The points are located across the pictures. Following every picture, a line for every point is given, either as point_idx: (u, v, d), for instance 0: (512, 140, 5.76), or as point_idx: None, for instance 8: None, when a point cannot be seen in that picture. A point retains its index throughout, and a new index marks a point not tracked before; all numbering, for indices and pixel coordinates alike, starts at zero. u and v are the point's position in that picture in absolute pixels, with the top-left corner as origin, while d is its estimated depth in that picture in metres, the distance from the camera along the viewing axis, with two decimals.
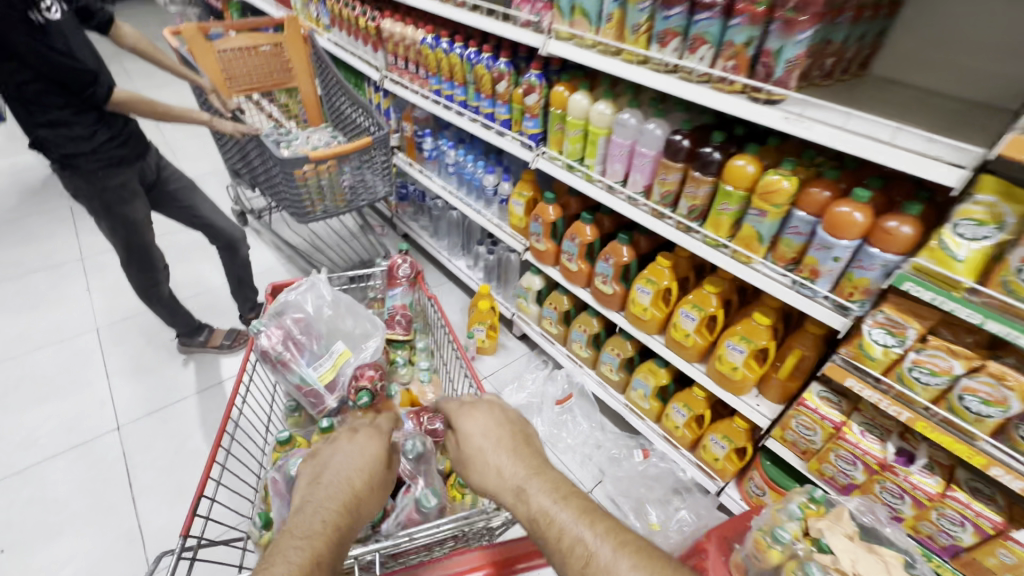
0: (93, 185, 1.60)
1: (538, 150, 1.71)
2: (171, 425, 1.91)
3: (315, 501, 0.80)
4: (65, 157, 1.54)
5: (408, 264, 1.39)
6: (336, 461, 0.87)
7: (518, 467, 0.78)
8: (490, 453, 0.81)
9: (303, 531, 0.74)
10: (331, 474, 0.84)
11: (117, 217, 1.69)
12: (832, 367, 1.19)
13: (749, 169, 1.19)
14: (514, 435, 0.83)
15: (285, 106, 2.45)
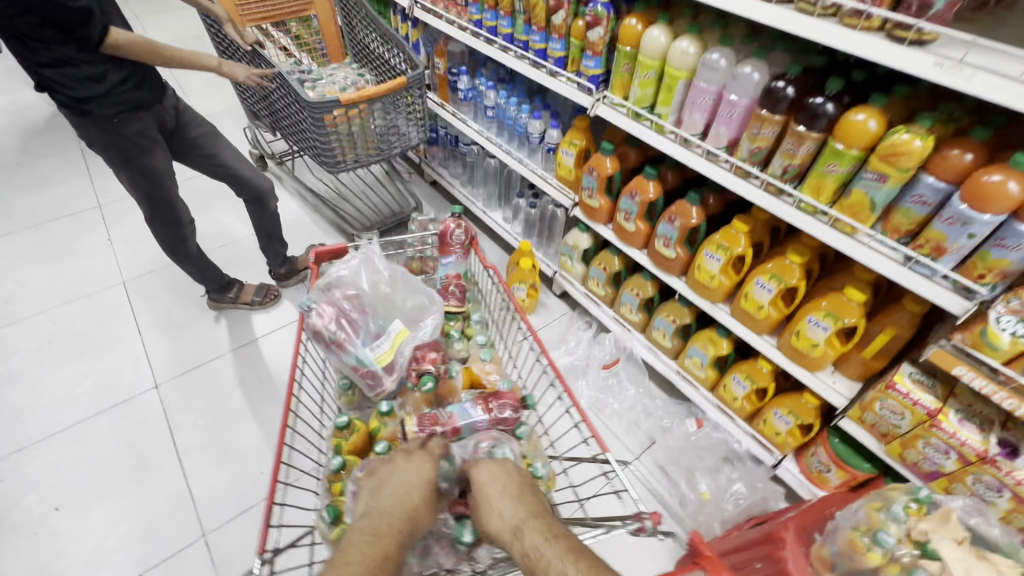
0: (108, 133, 1.46)
1: (597, 94, 1.50)
2: (209, 384, 1.87)
3: (377, 514, 0.76)
4: (78, 101, 1.38)
5: (462, 229, 1.26)
6: (395, 473, 0.82)
7: (520, 511, 0.76)
8: (495, 496, 0.79)
9: (364, 540, 0.71)
10: (392, 487, 0.80)
11: (139, 168, 1.56)
12: (937, 353, 1.07)
13: (871, 125, 1.01)
14: (517, 483, 0.81)
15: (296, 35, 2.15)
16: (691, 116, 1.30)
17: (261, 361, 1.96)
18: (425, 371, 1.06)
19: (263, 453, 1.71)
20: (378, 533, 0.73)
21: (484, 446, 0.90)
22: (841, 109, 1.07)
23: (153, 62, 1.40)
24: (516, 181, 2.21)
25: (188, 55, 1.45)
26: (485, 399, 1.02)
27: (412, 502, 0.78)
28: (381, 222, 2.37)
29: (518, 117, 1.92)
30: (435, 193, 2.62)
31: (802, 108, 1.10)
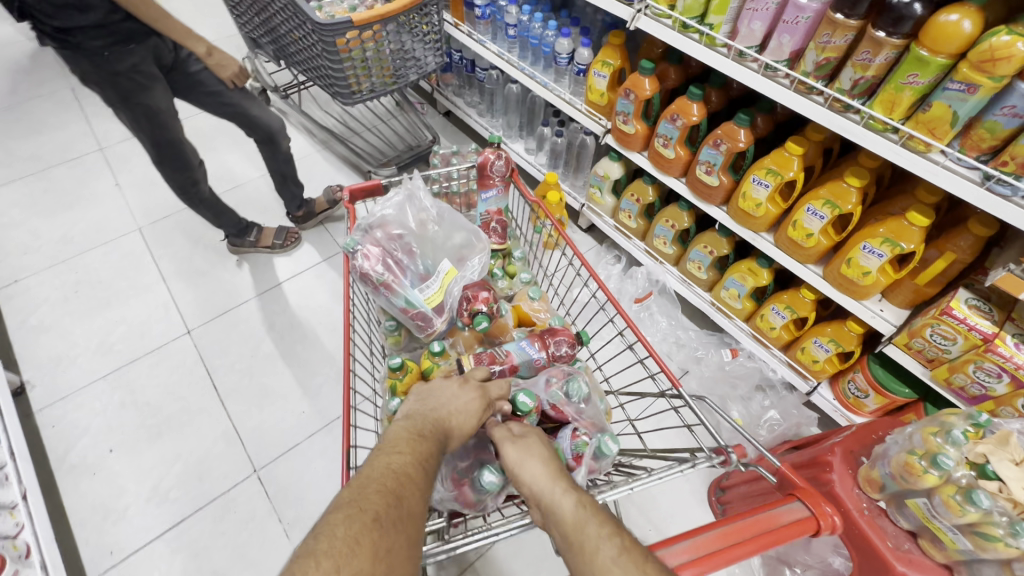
0: (103, 70, 1.34)
1: (640, 4, 1.37)
2: (240, 329, 1.87)
3: (423, 419, 0.75)
4: (61, 31, 1.26)
5: (502, 160, 1.17)
6: (440, 393, 0.81)
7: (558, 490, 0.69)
8: (535, 475, 0.72)
9: (408, 434, 0.71)
10: (437, 402, 0.78)
11: (138, 108, 1.44)
12: (1003, 278, 1.04)
13: (966, 27, 0.90)
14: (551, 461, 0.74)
15: None
16: (748, 25, 1.19)
17: (288, 305, 1.94)
18: (478, 310, 1.02)
19: (302, 394, 1.73)
20: (421, 434, 0.72)
21: (555, 384, 0.91)
22: (930, 9, 0.96)
23: (134, 13, 1.30)
24: (540, 109, 2.08)
25: (179, 24, 1.39)
26: (541, 336, 1.00)
27: (453, 421, 0.77)
28: (398, 156, 2.27)
29: (544, 35, 1.76)
30: (450, 124, 2.49)
31: (883, 10, 0.99)
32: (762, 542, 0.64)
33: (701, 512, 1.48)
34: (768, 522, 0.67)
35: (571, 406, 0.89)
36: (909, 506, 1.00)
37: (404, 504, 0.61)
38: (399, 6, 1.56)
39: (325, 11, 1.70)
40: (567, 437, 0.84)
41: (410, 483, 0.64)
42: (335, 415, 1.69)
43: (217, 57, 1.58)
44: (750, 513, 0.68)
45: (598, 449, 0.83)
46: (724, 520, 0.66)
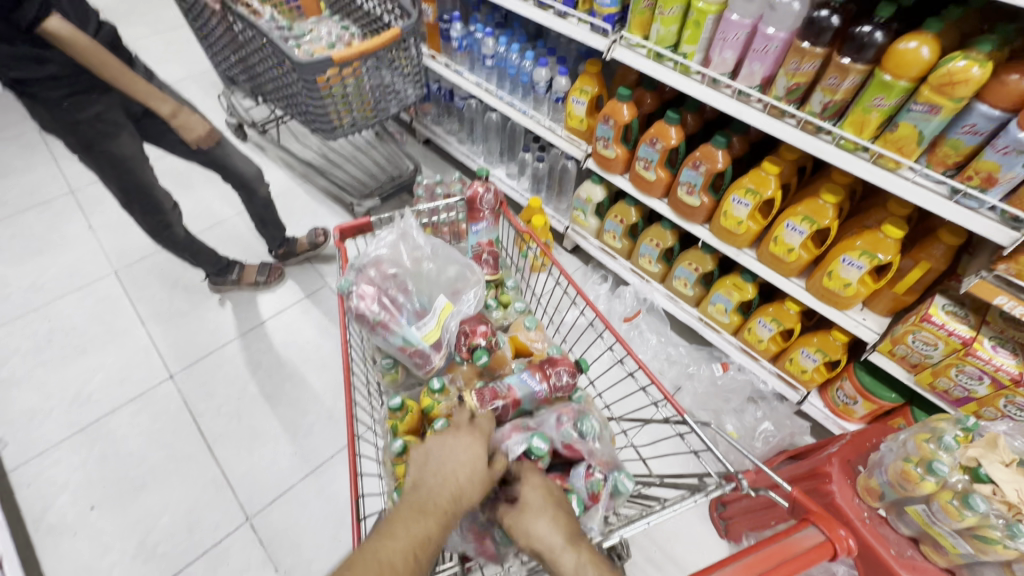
0: (62, 121, 1.32)
1: (614, 35, 1.42)
2: (226, 370, 1.82)
3: (426, 488, 0.73)
4: (17, 82, 1.24)
5: (491, 193, 1.20)
6: (444, 451, 0.77)
7: (558, 528, 0.69)
8: (534, 510, 0.72)
9: (409, 514, 0.69)
10: (440, 463, 0.75)
11: (101, 155, 1.42)
12: (977, 285, 1.08)
13: (924, 53, 0.96)
14: (553, 498, 0.74)
15: None
16: (720, 54, 1.24)
17: (275, 342, 1.91)
18: (476, 345, 1.01)
19: (293, 435, 1.69)
20: (421, 510, 0.70)
21: (567, 422, 0.89)
22: (890, 37, 1.02)
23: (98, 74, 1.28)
24: (520, 136, 2.12)
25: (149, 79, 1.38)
26: (540, 366, 1.00)
27: (458, 482, 0.74)
28: (380, 186, 2.25)
29: (521, 65, 1.80)
30: (430, 152, 2.51)
31: (847, 39, 1.05)
32: (782, 571, 0.64)
33: (704, 528, 1.48)
34: (787, 550, 0.66)
35: (584, 444, 0.87)
36: (909, 513, 1.03)
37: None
38: (378, 42, 1.57)
39: (303, 49, 1.71)
40: (582, 475, 0.82)
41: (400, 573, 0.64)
42: (329, 454, 1.65)
43: (183, 119, 1.48)
44: (768, 541, 0.69)
45: (614, 487, 0.82)
46: (745, 550, 0.66)
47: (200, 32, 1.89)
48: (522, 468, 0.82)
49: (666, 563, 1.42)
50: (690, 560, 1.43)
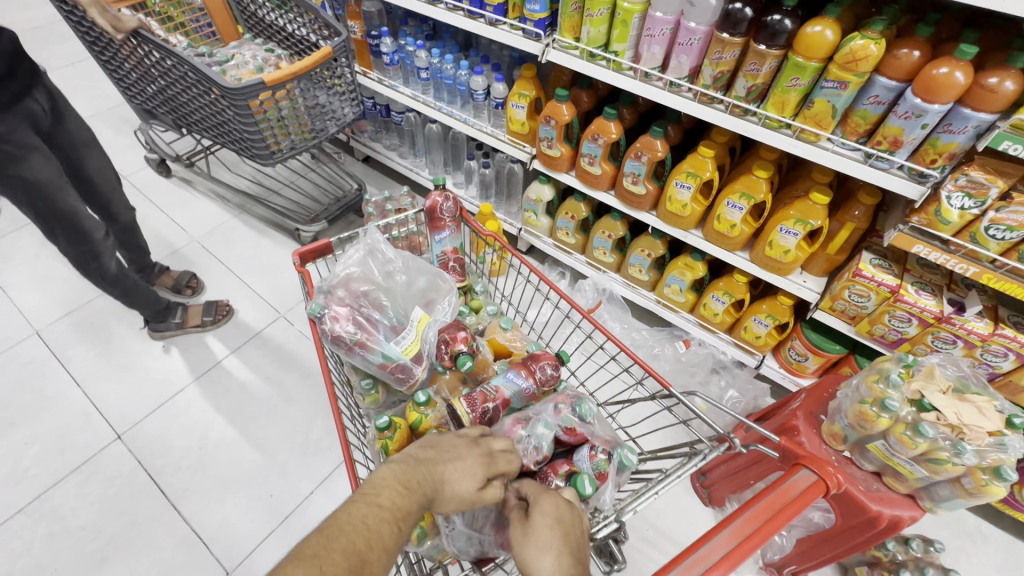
0: None
1: (546, 39, 1.48)
2: (182, 421, 1.70)
3: (418, 468, 0.72)
4: None
5: (450, 202, 1.21)
6: (447, 449, 0.77)
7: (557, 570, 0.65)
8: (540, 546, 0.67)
9: (394, 486, 0.68)
10: (444, 457, 0.75)
11: (13, 181, 1.27)
12: (897, 237, 1.20)
13: (828, 36, 1.07)
14: (563, 531, 0.69)
15: (167, 15, 1.79)
16: (649, 49, 1.31)
17: (233, 384, 1.80)
18: (459, 352, 1.02)
19: (265, 477, 1.60)
20: (408, 485, 0.69)
21: (565, 409, 0.92)
22: (797, 23, 1.13)
23: None
24: (462, 144, 2.13)
25: None
26: (524, 364, 1.01)
27: (446, 483, 0.73)
28: (325, 210, 2.15)
29: (457, 75, 1.82)
30: (372, 170, 2.47)
31: (760, 27, 1.15)
32: (785, 518, 0.68)
33: (689, 500, 1.55)
34: (785, 497, 0.71)
35: (585, 427, 0.91)
36: (871, 450, 1.12)
37: (367, 570, 0.60)
38: (310, 63, 1.54)
39: (230, 74, 1.65)
40: (587, 457, 0.86)
41: (378, 543, 0.62)
42: (306, 492, 1.58)
43: None
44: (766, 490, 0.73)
45: (620, 463, 0.87)
46: (750, 502, 0.70)
47: (108, 64, 1.76)
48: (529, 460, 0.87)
49: (659, 539, 1.47)
50: (681, 532, 1.48)
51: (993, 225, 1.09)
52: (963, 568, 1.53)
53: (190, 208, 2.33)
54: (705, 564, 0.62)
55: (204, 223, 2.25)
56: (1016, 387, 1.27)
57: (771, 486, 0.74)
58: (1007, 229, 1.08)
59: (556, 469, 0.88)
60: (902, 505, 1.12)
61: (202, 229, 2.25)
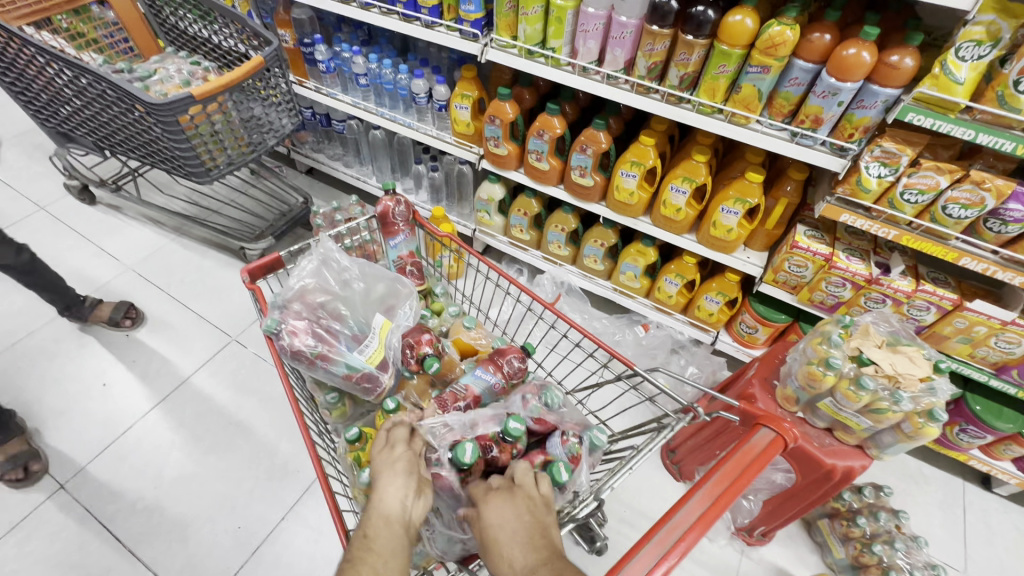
0: None
1: (484, 39, 1.49)
2: (132, 461, 1.59)
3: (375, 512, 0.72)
4: None
5: (402, 205, 1.19)
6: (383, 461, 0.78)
7: (517, 567, 0.66)
8: (503, 544, 0.69)
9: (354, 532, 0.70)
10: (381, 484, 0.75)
11: None
12: (826, 209, 1.30)
13: (748, 24, 1.14)
14: (527, 523, 0.70)
15: (80, 32, 1.69)
16: (585, 45, 1.35)
17: (186, 416, 1.70)
18: (424, 354, 1.00)
19: (230, 509, 1.52)
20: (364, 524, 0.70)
21: (532, 399, 0.93)
22: (719, 13, 1.19)
23: None
24: (408, 149, 2.11)
25: None
26: (491, 359, 1.02)
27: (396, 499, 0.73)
28: (271, 225, 2.07)
29: (397, 79, 1.80)
30: (317, 181, 2.41)
31: (687, 19, 1.20)
32: (754, 471, 0.72)
33: (662, 477, 1.60)
34: (748, 456, 0.75)
35: (553, 413, 0.93)
36: (821, 408, 1.20)
37: None
38: (240, 74, 1.48)
39: (154, 90, 1.56)
40: (559, 442, 0.87)
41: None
42: (276, 519, 1.51)
43: None
44: (730, 454, 0.77)
45: (590, 444, 0.88)
46: (715, 467, 0.73)
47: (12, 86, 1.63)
48: (502, 452, 0.87)
49: (637, 518, 1.51)
50: (657, 510, 1.53)
51: (907, 190, 1.19)
52: (911, 508, 1.66)
53: (121, 234, 2.18)
54: (681, 529, 0.64)
55: (138, 250, 2.13)
56: (941, 336, 1.40)
57: (735, 448, 0.78)
58: (919, 192, 1.18)
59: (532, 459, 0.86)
60: (852, 456, 1.20)
61: (136, 256, 2.12)
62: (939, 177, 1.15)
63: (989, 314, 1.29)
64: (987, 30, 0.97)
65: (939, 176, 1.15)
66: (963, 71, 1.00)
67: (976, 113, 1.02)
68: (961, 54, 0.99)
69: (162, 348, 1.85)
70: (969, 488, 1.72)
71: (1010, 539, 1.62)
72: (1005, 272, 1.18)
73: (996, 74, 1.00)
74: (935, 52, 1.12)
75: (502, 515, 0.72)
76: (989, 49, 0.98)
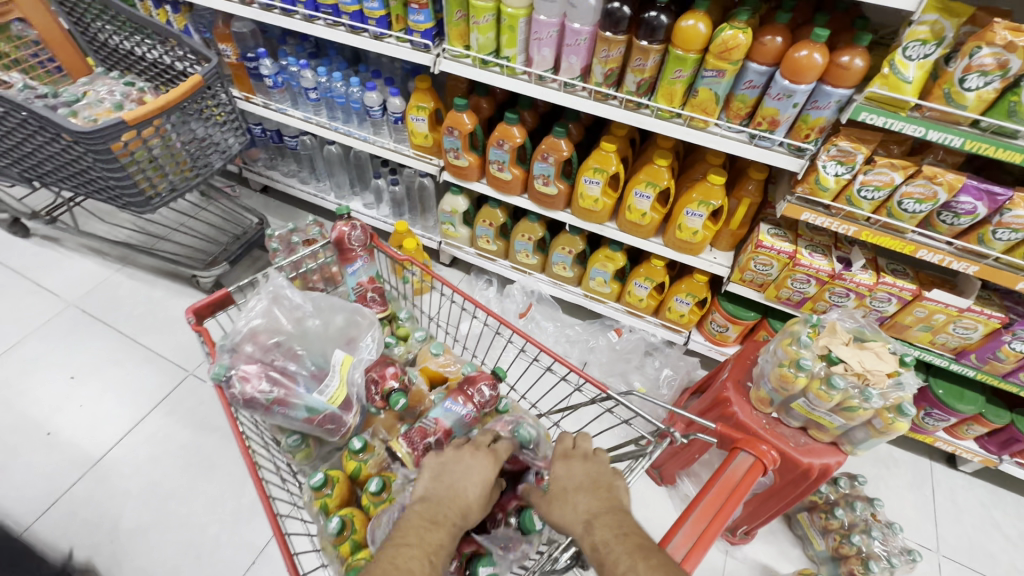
0: None
1: (436, 49, 1.44)
2: (84, 516, 1.49)
3: (435, 500, 0.75)
4: None
5: (359, 230, 1.14)
6: (457, 465, 0.80)
7: (580, 510, 0.73)
8: (569, 489, 0.76)
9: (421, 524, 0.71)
10: (453, 478, 0.77)
11: None
12: (787, 208, 1.31)
13: (701, 28, 1.13)
14: (594, 477, 0.77)
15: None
16: (539, 53, 1.32)
17: (143, 460, 1.60)
18: (390, 390, 0.97)
19: (195, 557, 1.44)
20: (432, 520, 0.72)
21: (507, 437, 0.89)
22: (672, 18, 1.18)
23: None
24: (366, 162, 2.04)
25: None
26: (460, 389, 0.98)
27: (468, 499, 0.76)
28: (224, 250, 1.97)
29: (349, 92, 1.73)
30: (272, 200, 2.31)
31: (640, 24, 1.19)
32: (739, 495, 0.70)
33: (643, 482, 1.59)
34: (733, 480, 0.74)
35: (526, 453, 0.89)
36: (795, 409, 1.21)
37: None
38: (178, 95, 1.40)
39: (82, 116, 1.45)
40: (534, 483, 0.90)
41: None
42: (246, 563, 1.44)
43: None
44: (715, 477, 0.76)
45: None
46: (701, 493, 0.72)
47: None
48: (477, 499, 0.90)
49: None
50: (641, 517, 1.52)
51: (864, 187, 1.20)
52: (884, 493, 1.70)
53: (59, 268, 2.04)
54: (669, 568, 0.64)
55: (80, 284, 1.99)
56: (902, 326, 1.43)
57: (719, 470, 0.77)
58: (875, 189, 1.20)
59: (506, 506, 0.89)
60: (827, 454, 1.22)
61: (79, 291, 1.98)
62: (893, 174, 1.17)
63: (946, 302, 1.32)
64: (931, 29, 0.98)
65: (894, 173, 1.16)
66: (912, 69, 1.01)
67: (925, 111, 1.03)
68: (907, 53, 1.00)
69: (111, 389, 1.74)
70: (936, 468, 1.77)
71: (976, 514, 1.68)
72: (960, 263, 1.21)
73: (941, 72, 1.02)
74: (883, 50, 1.13)
75: (574, 464, 0.78)
76: (934, 47, 0.99)
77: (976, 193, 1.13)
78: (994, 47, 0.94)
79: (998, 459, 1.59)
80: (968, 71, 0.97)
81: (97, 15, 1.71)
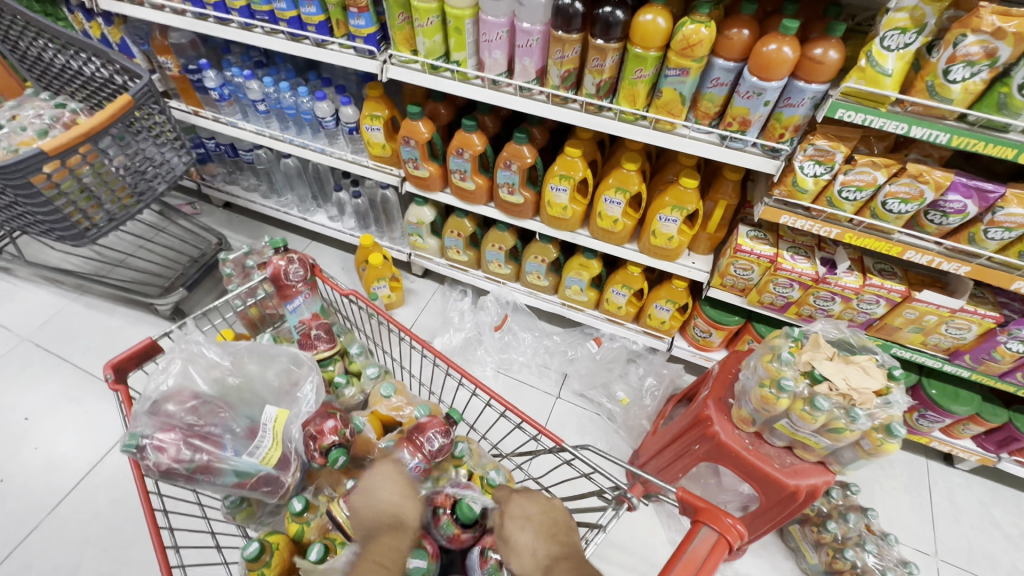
0: None
1: (382, 55, 1.34)
2: (39, 568, 1.41)
3: (375, 533, 0.71)
4: None
5: (298, 264, 1.07)
6: (373, 485, 0.76)
7: (540, 556, 0.71)
8: (527, 537, 0.73)
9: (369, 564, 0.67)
10: (373, 500, 0.74)
11: None
12: (765, 211, 1.22)
13: (660, 23, 1.03)
14: (551, 519, 0.75)
15: None
16: (491, 55, 1.21)
17: (102, 503, 1.52)
18: (329, 446, 0.88)
19: None
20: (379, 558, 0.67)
21: (444, 514, 0.82)
22: (629, 13, 1.08)
23: None
24: (326, 174, 1.95)
25: None
26: (409, 438, 0.90)
27: (402, 512, 0.73)
28: (181, 274, 1.88)
29: (298, 103, 1.63)
30: (235, 216, 2.21)
31: (594, 21, 1.08)
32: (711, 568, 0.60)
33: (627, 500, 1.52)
34: (695, 564, 0.61)
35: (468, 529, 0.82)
36: (779, 429, 1.13)
37: None
38: (105, 117, 1.29)
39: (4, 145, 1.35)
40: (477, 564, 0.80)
41: None
42: None
43: None
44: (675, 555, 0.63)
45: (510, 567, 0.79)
46: None
47: None
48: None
49: (607, 551, 1.42)
50: (627, 538, 1.43)
51: (845, 187, 1.11)
52: (879, 496, 1.63)
53: (12, 301, 1.94)
54: None
55: (34, 316, 1.90)
56: (892, 328, 1.35)
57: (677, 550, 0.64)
58: (857, 189, 1.11)
59: None
60: (814, 473, 1.15)
61: (33, 324, 1.89)
62: (876, 172, 1.08)
63: (937, 303, 1.24)
64: (911, 15, 0.88)
65: (876, 171, 1.07)
66: (891, 61, 0.91)
67: (907, 105, 0.94)
68: (885, 43, 0.91)
69: (68, 429, 1.65)
70: (933, 467, 1.70)
71: (975, 514, 1.62)
72: (951, 264, 1.12)
73: (924, 62, 0.92)
74: (859, 40, 1.03)
75: (528, 509, 0.76)
76: (915, 36, 0.89)
77: (965, 190, 1.04)
78: (979, 34, 0.84)
79: (996, 458, 1.52)
80: (952, 62, 0.87)
81: (21, 31, 1.58)
